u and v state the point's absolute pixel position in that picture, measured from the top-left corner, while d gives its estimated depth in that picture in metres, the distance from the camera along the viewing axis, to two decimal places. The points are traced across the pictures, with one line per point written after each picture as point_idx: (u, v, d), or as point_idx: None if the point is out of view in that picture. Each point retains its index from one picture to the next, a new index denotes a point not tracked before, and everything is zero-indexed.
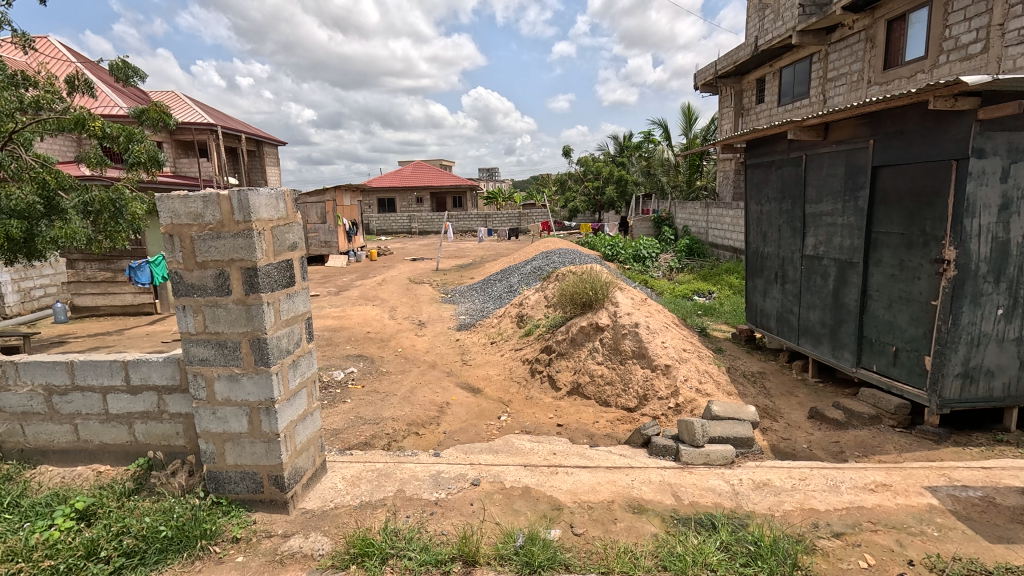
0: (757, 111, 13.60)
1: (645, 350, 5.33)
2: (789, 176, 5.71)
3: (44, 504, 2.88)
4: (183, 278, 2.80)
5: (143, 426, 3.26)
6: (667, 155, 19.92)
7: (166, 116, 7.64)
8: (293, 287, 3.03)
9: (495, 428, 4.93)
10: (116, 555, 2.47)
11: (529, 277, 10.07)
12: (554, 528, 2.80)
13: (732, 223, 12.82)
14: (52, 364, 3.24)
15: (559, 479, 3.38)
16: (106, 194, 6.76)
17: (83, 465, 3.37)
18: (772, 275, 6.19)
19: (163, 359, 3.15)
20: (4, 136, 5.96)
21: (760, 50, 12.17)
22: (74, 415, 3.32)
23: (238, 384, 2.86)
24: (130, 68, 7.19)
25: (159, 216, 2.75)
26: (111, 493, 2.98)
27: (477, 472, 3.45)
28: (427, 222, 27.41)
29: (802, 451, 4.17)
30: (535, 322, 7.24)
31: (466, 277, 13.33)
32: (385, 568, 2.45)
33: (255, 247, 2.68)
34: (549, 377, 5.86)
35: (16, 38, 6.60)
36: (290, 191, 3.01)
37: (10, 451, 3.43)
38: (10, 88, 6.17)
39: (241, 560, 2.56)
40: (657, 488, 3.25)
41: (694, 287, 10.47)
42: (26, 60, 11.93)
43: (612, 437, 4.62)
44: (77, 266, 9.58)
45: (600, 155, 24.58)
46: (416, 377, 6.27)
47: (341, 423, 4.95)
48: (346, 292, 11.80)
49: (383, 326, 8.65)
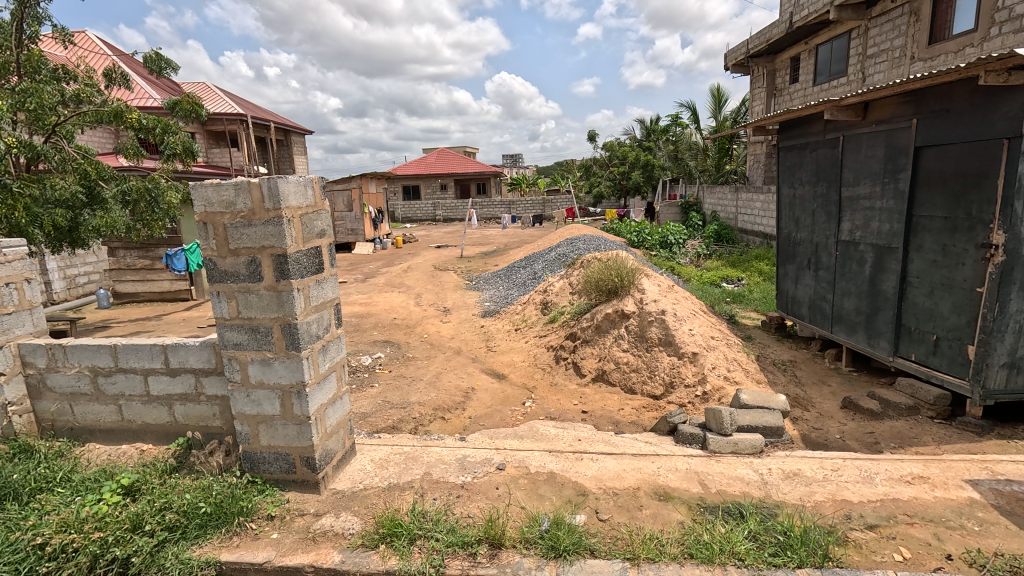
0: (791, 91, 13.11)
1: (672, 337, 5.27)
2: (824, 158, 5.51)
3: (94, 480, 3.04)
4: (217, 265, 2.88)
5: (182, 408, 3.39)
6: (695, 139, 19.45)
7: (199, 107, 7.79)
8: (323, 273, 3.09)
9: (520, 414, 4.97)
10: (159, 529, 2.58)
11: (553, 264, 10.05)
12: (579, 513, 2.81)
13: (763, 208, 12.45)
14: (97, 347, 3.40)
15: (584, 465, 3.38)
16: (143, 184, 7.00)
17: (128, 444, 3.53)
18: (804, 262, 6.01)
19: (199, 343, 3.26)
20: (47, 128, 6.24)
21: (795, 27, 11.66)
22: (118, 396, 3.47)
23: (270, 367, 2.94)
24: (164, 61, 7.37)
25: (193, 204, 2.82)
26: (154, 470, 3.12)
27: (502, 456, 3.48)
28: (451, 210, 27.57)
29: (834, 442, 4.07)
30: (560, 308, 7.23)
31: (490, 264, 13.36)
32: (413, 549, 2.51)
33: (285, 235, 2.73)
34: (573, 364, 5.85)
35: (56, 33, 6.82)
36: (318, 179, 3.05)
37: (61, 429, 3.62)
38: (52, 82, 6.42)
39: (276, 537, 2.67)
40: (683, 476, 3.22)
41: (723, 273, 10.26)
42: (66, 54, 12.39)
43: (638, 425, 4.59)
44: (118, 254, 9.97)
45: (626, 140, 24.19)
46: (441, 363, 6.35)
47: (369, 407, 5.06)
48: (373, 279, 12.00)
49: (409, 312, 8.77)
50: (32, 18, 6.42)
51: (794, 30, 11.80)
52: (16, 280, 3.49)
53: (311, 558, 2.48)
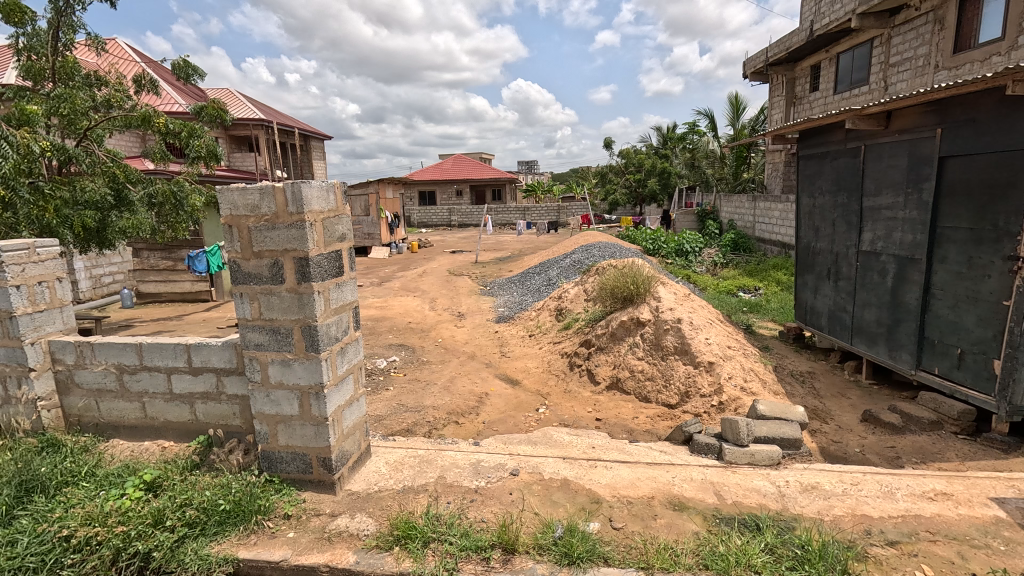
0: (811, 99, 12.97)
1: (687, 346, 5.24)
2: (845, 167, 5.44)
3: (117, 475, 3.12)
4: (240, 266, 2.94)
5: (203, 406, 3.46)
6: (713, 147, 19.38)
7: (224, 112, 7.94)
8: (342, 277, 3.15)
9: (534, 420, 4.97)
10: (180, 524, 2.64)
11: (568, 270, 10.06)
12: (593, 520, 2.80)
13: (782, 216, 12.31)
14: (123, 345, 3.48)
15: (598, 473, 3.37)
16: (169, 187, 7.18)
17: (150, 441, 3.61)
18: (823, 272, 5.94)
19: (222, 343, 3.33)
20: (79, 132, 6.43)
21: (816, 35, 11.56)
22: (142, 393, 3.55)
23: (290, 368, 2.99)
24: (191, 67, 7.55)
25: (219, 208, 2.90)
26: (175, 467, 3.19)
27: (516, 462, 3.49)
28: (466, 215, 27.76)
29: (853, 455, 4.00)
30: (574, 315, 7.24)
31: (504, 270, 13.41)
32: (426, 552, 2.53)
33: (307, 238, 2.78)
34: (588, 371, 5.83)
35: (89, 40, 7.02)
36: (339, 184, 3.11)
37: (87, 425, 3.72)
38: (84, 88, 6.64)
39: (292, 536, 2.71)
40: (698, 486, 3.19)
41: (740, 282, 10.17)
42: (98, 61, 12.79)
43: (652, 434, 4.55)
44: (142, 255, 10.22)
45: (643, 147, 24.16)
46: (456, 367, 6.38)
47: (384, 410, 5.11)
48: (388, 283, 12.13)
49: (424, 317, 8.83)
50: (67, 26, 6.63)
51: (815, 38, 11.68)
52: (48, 279, 3.62)
53: (326, 559, 2.52)
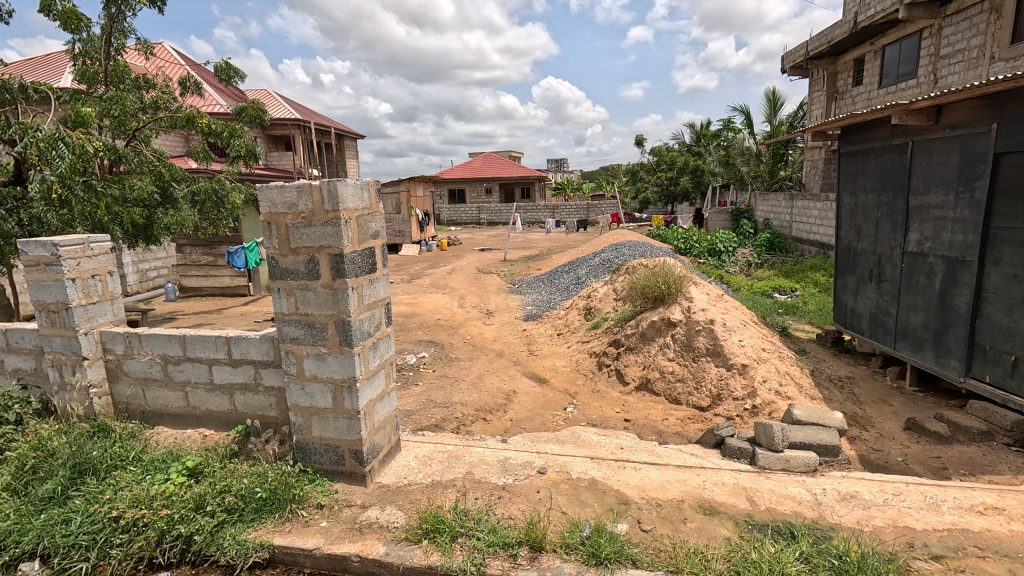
0: (854, 94, 12.49)
1: (720, 348, 5.12)
2: (890, 165, 5.22)
3: (162, 460, 3.26)
4: (278, 262, 3.03)
5: (241, 397, 3.59)
6: (748, 144, 18.87)
7: (263, 113, 8.18)
8: (376, 273, 3.21)
9: (562, 419, 4.96)
10: (219, 510, 2.76)
11: (597, 269, 9.97)
12: (621, 522, 2.78)
13: (820, 216, 11.91)
14: (168, 336, 3.64)
15: (627, 474, 3.34)
16: (211, 185, 7.45)
17: (192, 429, 3.76)
18: (865, 274, 5.72)
19: (260, 336, 3.44)
20: (129, 133, 6.74)
21: (860, 27, 11.11)
22: (185, 383, 3.70)
23: (324, 362, 3.06)
24: (233, 69, 7.80)
25: (259, 205, 2.99)
26: (216, 455, 3.31)
27: (543, 460, 3.49)
28: (495, 213, 27.84)
29: (895, 465, 3.85)
30: (604, 314, 7.18)
31: (533, 268, 13.39)
32: (454, 546, 2.56)
33: (342, 235, 2.85)
34: (617, 371, 5.77)
35: (138, 45, 7.34)
36: (373, 182, 3.17)
37: (134, 412, 3.90)
38: (134, 91, 6.95)
39: (325, 526, 2.78)
40: (730, 491, 3.12)
41: (775, 283, 9.88)
42: (145, 65, 13.35)
43: (683, 436, 4.48)
44: (185, 250, 10.63)
45: (675, 145, 23.72)
46: (484, 365, 6.41)
47: (414, 405, 5.18)
48: (418, 280, 12.28)
49: (452, 314, 8.91)
50: (118, 31, 6.94)
51: (859, 31, 11.23)
52: (100, 273, 3.83)
53: (357, 549, 2.58)
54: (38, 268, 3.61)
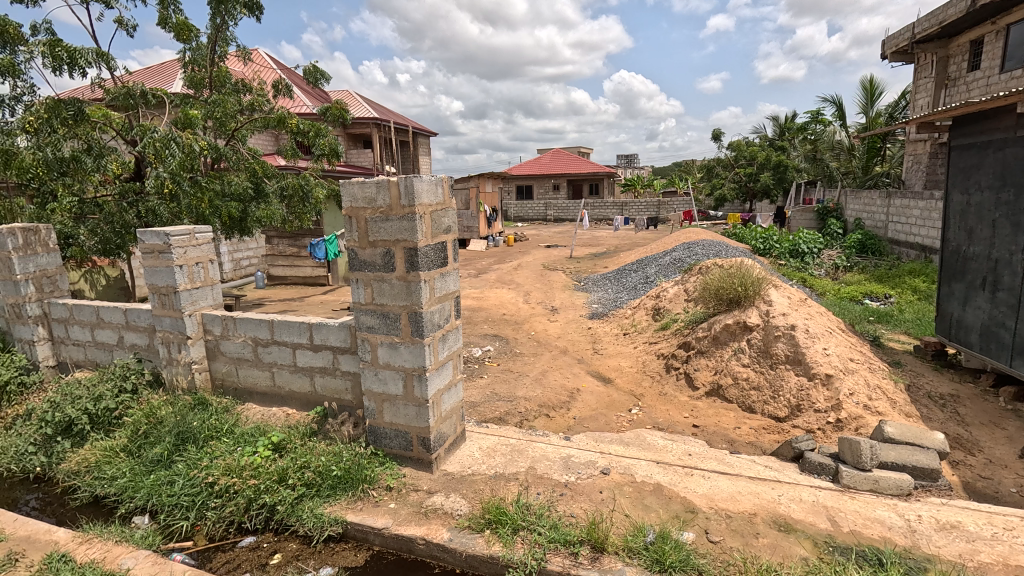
0: (969, 80, 11.20)
1: (801, 356, 4.80)
2: (1013, 159, 4.63)
3: (251, 434, 3.55)
4: (357, 254, 3.19)
5: (321, 380, 3.82)
6: (839, 138, 17.47)
7: (345, 112, 8.61)
8: (447, 267, 3.29)
9: (626, 420, 4.86)
10: (299, 484, 2.99)
11: (667, 268, 9.66)
12: (687, 530, 2.69)
13: (923, 215, 10.81)
14: (259, 321, 3.94)
15: (695, 481, 3.22)
16: (298, 181, 7.94)
17: (277, 407, 4.06)
18: (977, 281, 5.12)
19: (339, 324, 3.65)
20: (228, 133, 7.36)
21: (979, 5, 9.93)
22: (272, 364, 4.00)
23: (396, 351, 3.20)
24: (319, 72, 8.28)
25: (342, 200, 3.16)
26: (297, 432, 3.56)
27: (606, 461, 3.44)
28: (562, 210, 27.67)
29: (1007, 496, 3.44)
30: (673, 315, 6.94)
31: (599, 266, 13.19)
32: (515, 539, 2.59)
33: (417, 230, 2.95)
34: (686, 375, 5.57)
35: (238, 52, 7.98)
36: (447, 178, 3.25)
37: (228, 388, 4.26)
38: (233, 94, 7.57)
39: (394, 507, 2.91)
40: (809, 508, 2.93)
41: (866, 289, 9.10)
42: (243, 70, 14.47)
43: (756, 447, 4.25)
44: (273, 242, 11.46)
45: (756, 139, 22.42)
46: (548, 361, 6.41)
47: (478, 397, 5.29)
48: (485, 275, 12.48)
49: (518, 309, 8.98)
50: (222, 40, 7.57)
51: (978, 9, 10.03)
52: (203, 260, 4.22)
53: (423, 532, 2.68)
54: (153, 255, 4.03)
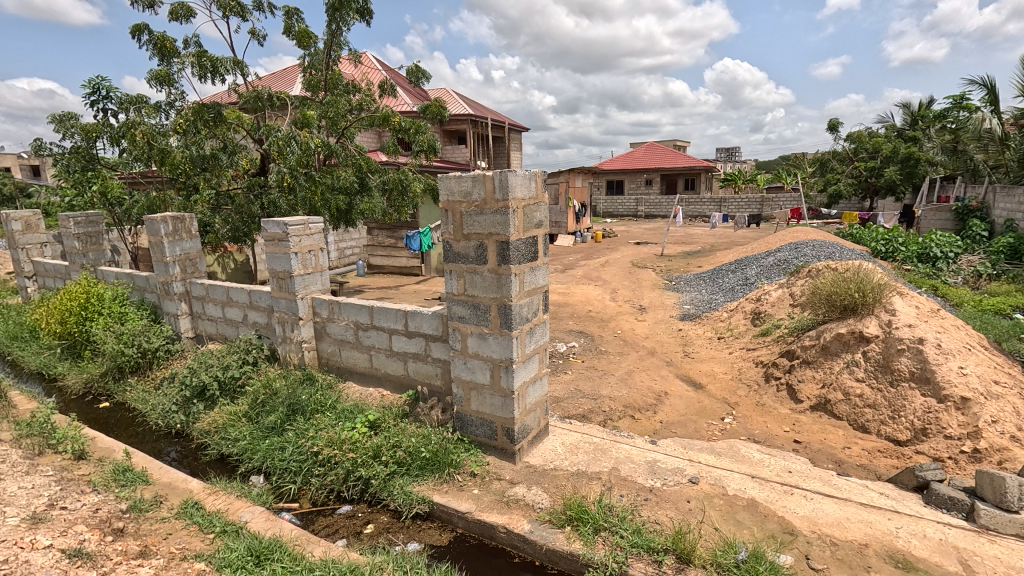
0: None
1: (930, 374, 4.25)
2: None
3: (350, 411, 3.83)
4: (451, 246, 3.30)
5: (414, 365, 4.02)
6: (989, 125, 15.12)
7: (443, 110, 8.90)
8: (537, 261, 3.31)
9: (718, 429, 4.60)
10: (392, 461, 3.18)
11: (769, 270, 8.98)
12: (785, 553, 2.50)
13: None
14: (360, 306, 4.23)
15: (795, 501, 2.97)
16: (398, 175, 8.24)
17: (374, 387, 4.34)
18: None
19: (432, 313, 3.80)
20: (339, 132, 7.95)
21: None
22: (371, 347, 4.27)
23: (485, 341, 3.28)
24: (421, 71, 8.65)
25: (439, 193, 3.28)
26: (391, 412, 3.78)
27: (695, 470, 3.28)
28: (654, 206, 26.69)
29: None
30: (775, 321, 6.44)
31: (692, 265, 12.57)
32: (597, 539, 2.56)
33: (509, 224, 2.99)
34: (788, 386, 5.15)
35: (350, 56, 8.57)
36: (540, 172, 3.26)
37: (332, 367, 4.62)
38: (344, 95, 8.16)
39: (477, 493, 3.00)
40: (934, 547, 2.59)
41: (1017, 301, 7.83)
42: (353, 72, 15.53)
43: (869, 471, 3.84)
44: (373, 233, 12.22)
45: (881, 128, 20.07)
46: (634, 361, 6.24)
47: (562, 392, 5.28)
48: (571, 271, 12.41)
49: (604, 306, 8.83)
50: (337, 44, 8.17)
51: None
52: (314, 249, 4.60)
53: (504, 520, 2.73)
54: (274, 242, 4.47)
